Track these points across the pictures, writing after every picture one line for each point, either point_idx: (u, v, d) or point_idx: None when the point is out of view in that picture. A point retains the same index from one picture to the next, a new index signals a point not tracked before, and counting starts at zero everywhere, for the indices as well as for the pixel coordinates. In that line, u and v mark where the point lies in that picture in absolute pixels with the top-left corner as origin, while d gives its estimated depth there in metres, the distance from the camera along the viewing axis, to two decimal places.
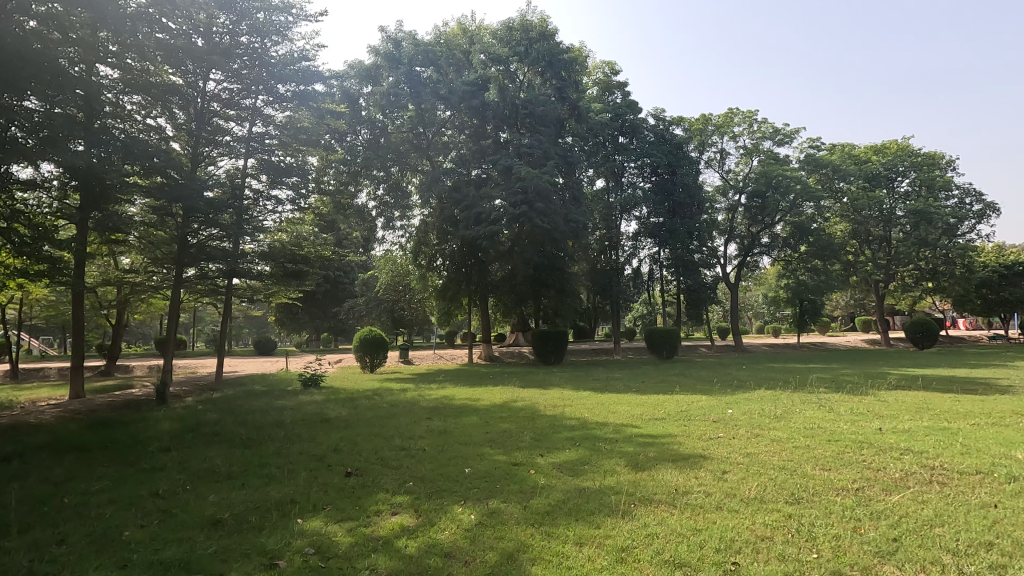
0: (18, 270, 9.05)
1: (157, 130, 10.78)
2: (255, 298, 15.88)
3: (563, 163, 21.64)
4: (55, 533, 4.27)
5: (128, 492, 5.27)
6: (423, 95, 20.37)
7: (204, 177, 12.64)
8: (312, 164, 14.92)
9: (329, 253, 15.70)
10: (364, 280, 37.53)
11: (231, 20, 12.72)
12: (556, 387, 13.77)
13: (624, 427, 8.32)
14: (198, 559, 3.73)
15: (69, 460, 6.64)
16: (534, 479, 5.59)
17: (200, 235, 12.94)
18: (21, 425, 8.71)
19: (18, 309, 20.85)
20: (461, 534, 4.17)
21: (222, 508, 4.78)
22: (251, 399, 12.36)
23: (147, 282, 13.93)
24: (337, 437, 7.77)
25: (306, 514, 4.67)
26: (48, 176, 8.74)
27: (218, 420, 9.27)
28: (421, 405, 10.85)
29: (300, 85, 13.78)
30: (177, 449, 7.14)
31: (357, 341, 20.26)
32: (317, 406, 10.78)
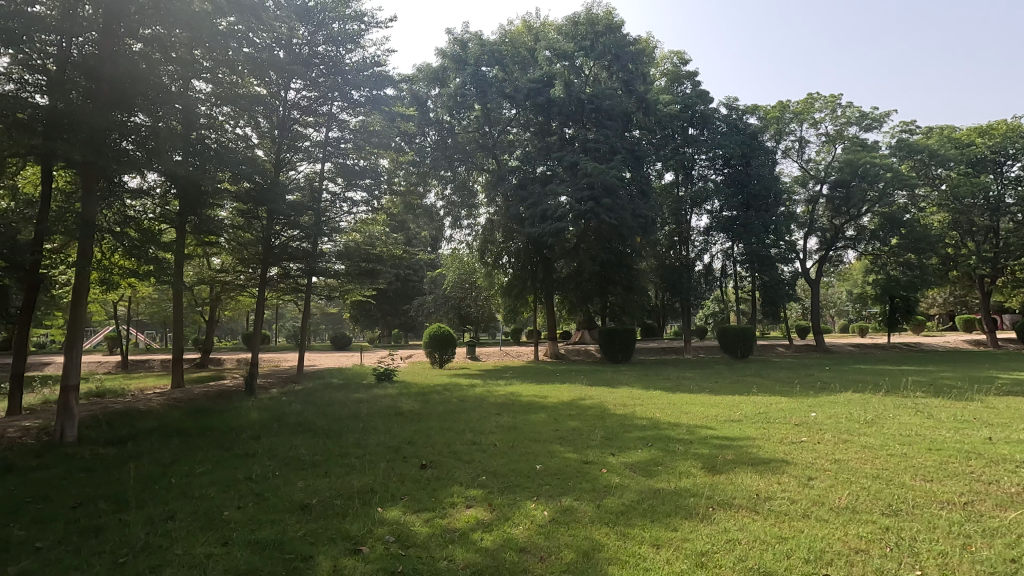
0: (129, 270, 9.98)
1: (244, 139, 11.48)
2: (332, 296, 16.62)
3: (630, 158, 21.18)
4: (165, 510, 4.68)
5: (226, 475, 5.69)
6: (489, 94, 20.66)
7: (286, 181, 13.42)
8: (384, 166, 15.44)
9: (399, 252, 16.24)
10: (433, 279, 38.57)
11: (309, 30, 13.54)
12: (625, 386, 13.50)
13: (698, 428, 8.06)
14: (289, 541, 3.97)
15: (175, 444, 7.25)
16: (607, 479, 5.51)
17: (283, 236, 13.73)
18: (133, 411, 9.60)
19: (127, 306, 22.96)
20: (535, 530, 4.20)
21: (308, 494, 5.07)
22: (329, 391, 13.01)
23: (235, 280, 14.93)
24: (412, 430, 8.02)
25: (385, 503, 4.84)
26: (151, 184, 9.48)
27: (301, 411, 9.82)
28: (490, 401, 11.01)
29: (372, 90, 14.32)
30: (266, 437, 7.64)
31: (427, 337, 20.83)
32: (391, 400, 11.18)
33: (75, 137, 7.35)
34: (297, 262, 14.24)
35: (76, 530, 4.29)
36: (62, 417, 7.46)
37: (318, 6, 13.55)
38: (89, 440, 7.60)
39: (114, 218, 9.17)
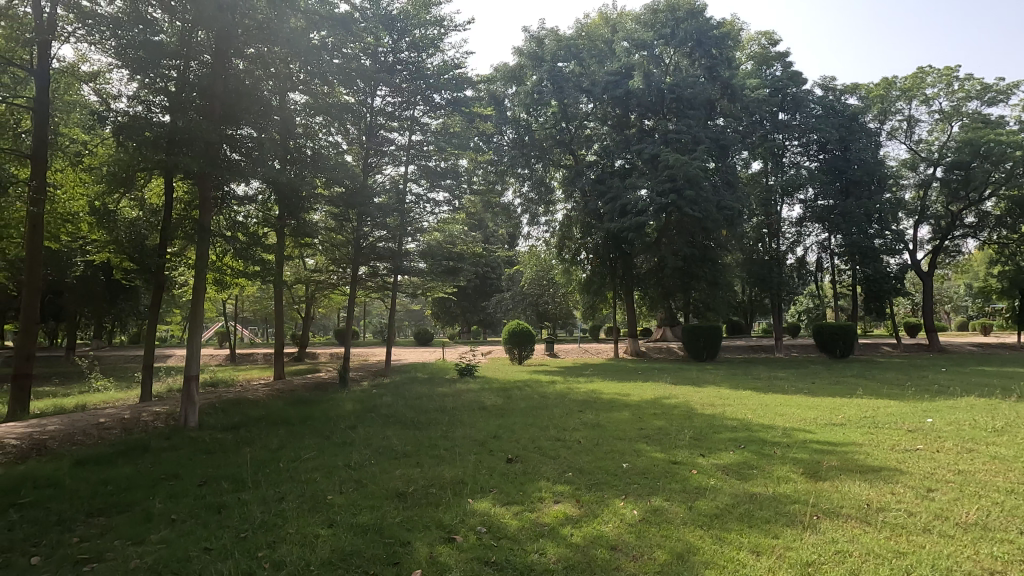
0: (239, 271, 10.90)
1: (336, 146, 12.11)
2: (416, 294, 17.17)
3: (715, 147, 20.09)
4: (277, 492, 5.07)
5: (328, 462, 6.08)
6: (566, 90, 20.53)
7: (373, 184, 14.09)
8: (464, 167, 15.75)
9: (479, 250, 16.56)
10: (511, 276, 38.98)
11: (393, 39, 14.09)
12: (712, 386, 12.96)
13: (795, 431, 7.59)
14: (388, 526, 4.17)
15: (281, 431, 7.85)
16: (699, 480, 5.34)
17: (371, 237, 14.47)
18: (244, 400, 10.48)
19: (234, 304, 25.11)
20: (626, 529, 4.15)
21: (404, 482, 5.31)
22: (415, 385, 13.50)
23: (328, 280, 15.85)
24: (496, 424, 8.18)
25: (475, 495, 4.97)
26: (254, 191, 10.27)
27: (391, 403, 10.29)
28: (572, 398, 10.97)
29: (453, 92, 14.72)
30: (362, 427, 8.07)
31: (506, 334, 21.06)
32: (475, 395, 11.44)
33: (191, 150, 8.13)
34: (384, 262, 14.91)
35: (203, 505, 4.75)
36: (185, 403, 8.20)
37: (400, 15, 14.08)
38: (208, 425, 8.35)
39: (225, 224, 10.03)
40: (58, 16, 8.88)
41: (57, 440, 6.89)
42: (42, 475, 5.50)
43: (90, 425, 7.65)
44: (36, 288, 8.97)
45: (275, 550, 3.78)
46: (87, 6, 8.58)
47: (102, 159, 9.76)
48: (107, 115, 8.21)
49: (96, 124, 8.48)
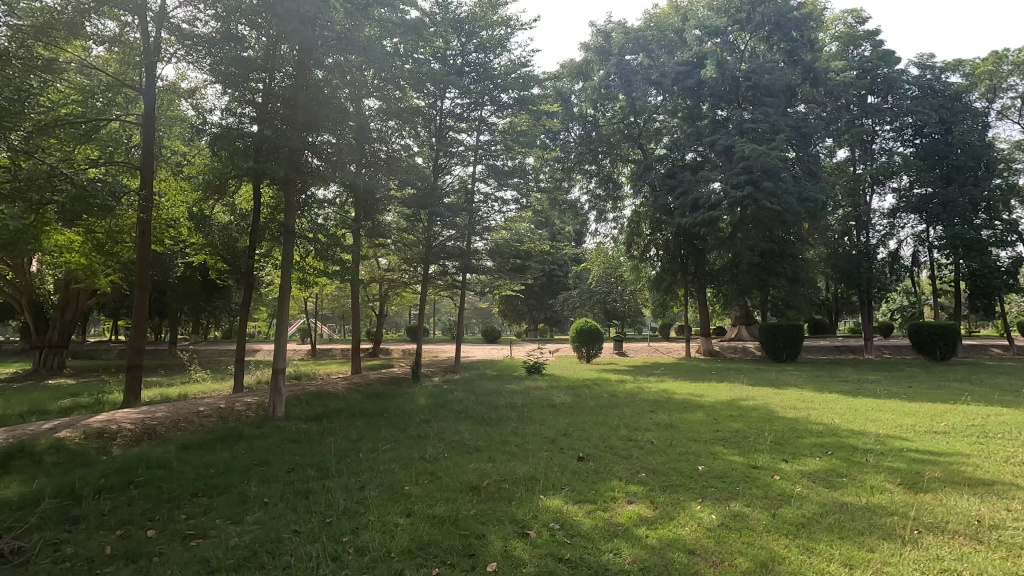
0: (320, 270, 11.50)
1: (408, 148, 12.51)
2: (484, 292, 17.38)
3: (796, 135, 18.96)
4: (359, 480, 5.31)
5: (405, 454, 6.31)
6: (634, 83, 20.30)
7: (443, 185, 14.46)
8: (531, 165, 15.87)
9: (546, 247, 16.57)
10: (578, 273, 38.73)
11: (461, 41, 14.35)
12: (794, 387, 12.27)
13: (890, 438, 7.04)
14: (463, 518, 4.27)
15: (360, 423, 8.21)
16: (782, 486, 5.08)
17: (441, 236, 14.85)
18: (325, 392, 11.06)
19: (315, 301, 26.52)
20: (704, 533, 4.01)
21: (478, 476, 5.41)
22: (485, 382, 13.70)
23: (401, 278, 16.41)
24: (567, 422, 8.15)
25: (547, 492, 4.98)
26: (333, 194, 10.77)
27: (462, 399, 10.52)
28: (642, 397, 10.73)
29: (520, 91, 14.73)
30: (435, 421, 8.31)
31: (574, 332, 20.95)
32: (544, 392, 11.48)
33: (277, 157, 8.66)
34: (454, 261, 15.23)
35: (293, 490, 5.06)
36: (273, 394, 8.75)
37: (468, 18, 14.36)
38: (294, 415, 8.88)
39: (307, 226, 10.60)
40: (162, 40, 9.75)
41: (165, 426, 7.58)
42: (154, 457, 6.06)
43: (192, 413, 8.35)
44: (146, 287, 9.89)
45: (359, 536, 3.96)
46: (187, 29, 9.40)
47: (199, 168, 10.62)
48: (204, 127, 8.93)
49: (194, 136, 9.23)
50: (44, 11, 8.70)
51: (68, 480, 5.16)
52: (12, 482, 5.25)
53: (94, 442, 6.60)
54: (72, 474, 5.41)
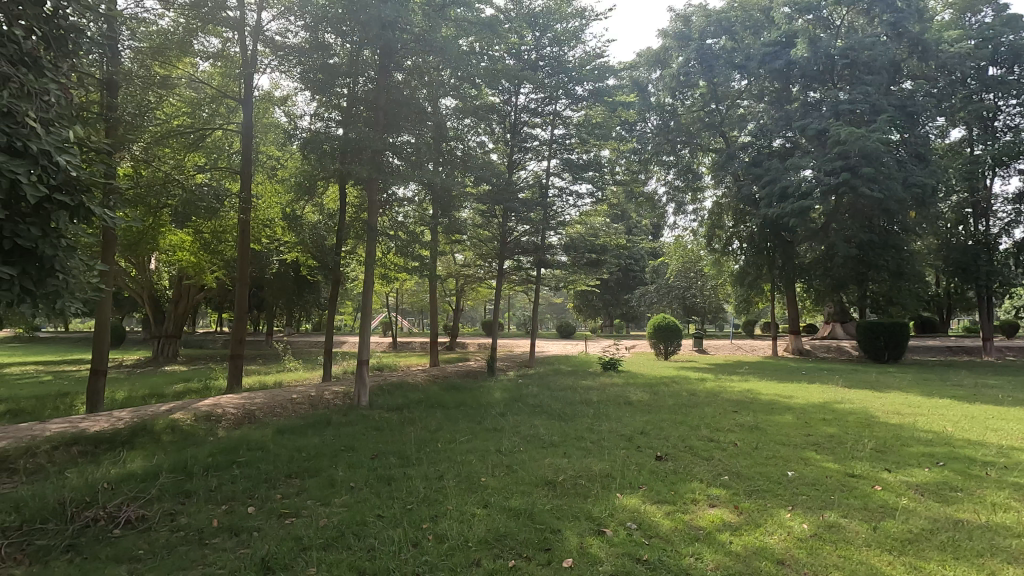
0: (400, 266, 11.91)
1: (483, 145, 12.71)
2: (559, 287, 17.29)
3: (901, 115, 17.30)
4: (437, 470, 5.46)
5: (481, 446, 6.42)
6: (715, 68, 19.25)
7: (518, 180, 14.54)
8: (606, 158, 15.60)
9: (622, 241, 16.21)
10: (655, 268, 37.65)
11: (536, 35, 14.31)
12: (898, 391, 11.24)
13: (1015, 451, 6.27)
14: (539, 512, 4.27)
15: (438, 414, 8.45)
16: (884, 497, 4.67)
17: (516, 232, 14.96)
18: (406, 384, 11.47)
19: (396, 296, 27.56)
20: (794, 543, 3.77)
21: (553, 471, 5.41)
22: (560, 377, 13.65)
23: (477, 273, 16.68)
24: (644, 420, 7.95)
25: (624, 490, 4.88)
26: (413, 193, 11.13)
27: (536, 394, 10.54)
28: (725, 397, 10.25)
29: (595, 82, 14.52)
30: (511, 415, 8.40)
31: (651, 328, 20.39)
32: (620, 389, 11.25)
33: (361, 158, 9.05)
34: (528, 257, 15.23)
35: (376, 476, 5.30)
36: (358, 384, 9.19)
37: (542, 12, 14.29)
38: (377, 404, 9.29)
39: (388, 223, 11.00)
40: (258, 52, 10.47)
41: (263, 411, 8.19)
42: (254, 440, 6.56)
43: (286, 400, 8.96)
44: (245, 282, 10.68)
45: (439, 524, 4.07)
46: (280, 40, 10.03)
47: (291, 171, 11.34)
48: (296, 132, 9.51)
49: (287, 141, 9.85)
50: (159, 32, 9.60)
51: (182, 458, 5.70)
52: (136, 457, 5.86)
53: (203, 424, 7.25)
54: (184, 452, 5.96)
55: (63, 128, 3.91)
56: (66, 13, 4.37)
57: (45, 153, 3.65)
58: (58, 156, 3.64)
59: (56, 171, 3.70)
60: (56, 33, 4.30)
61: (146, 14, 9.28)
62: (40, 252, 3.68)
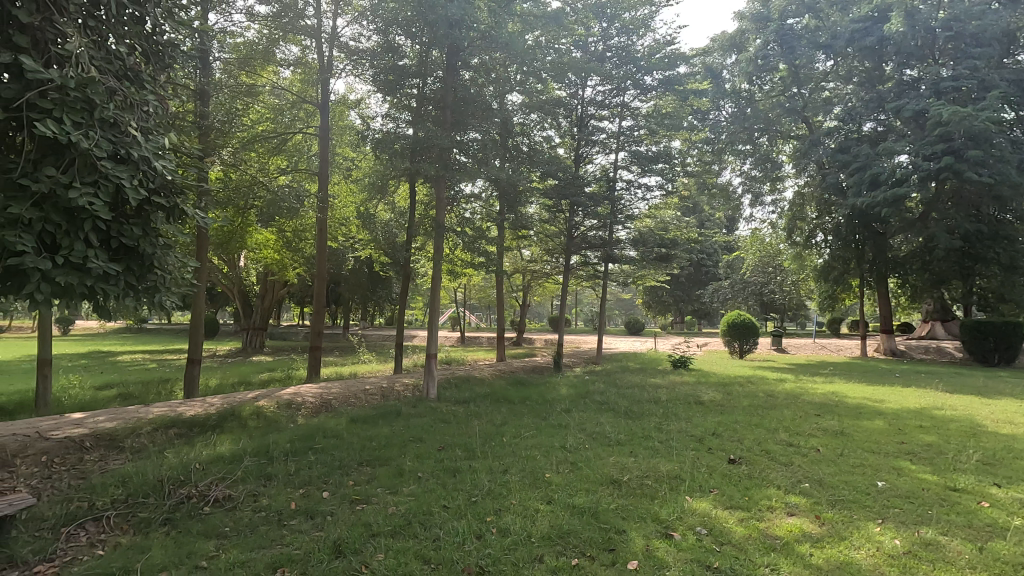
0: (467, 262, 12.09)
1: (548, 140, 12.68)
2: (627, 283, 16.91)
3: (1015, 90, 15.51)
4: (502, 464, 5.50)
5: (545, 441, 6.39)
6: (797, 49, 17.97)
7: (585, 174, 14.35)
8: (677, 148, 15.06)
9: (694, 235, 15.61)
10: (730, 263, 36.03)
11: (603, 26, 14.01)
12: (1011, 398, 10.11)
13: None
14: (603, 511, 4.19)
15: (504, 409, 8.51)
16: (992, 515, 4.20)
17: (582, 227, 14.77)
18: (473, 378, 11.65)
19: (464, 292, 28.07)
20: (885, 560, 3.46)
21: (619, 470, 5.29)
22: (628, 374, 13.36)
23: (543, 269, 16.66)
24: (716, 421, 7.63)
25: (694, 493, 4.70)
26: (480, 189, 11.26)
27: (603, 391, 10.38)
28: (806, 399, 9.62)
29: (665, 71, 14.07)
30: (576, 411, 8.32)
31: (724, 324, 19.55)
32: (691, 388, 10.85)
33: (430, 156, 9.26)
34: (595, 252, 14.98)
35: (442, 468, 5.40)
36: (426, 377, 9.41)
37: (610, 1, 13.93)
38: (444, 397, 9.49)
39: (455, 220, 11.17)
40: (334, 58, 10.93)
41: (338, 401, 8.59)
42: (329, 428, 6.89)
43: (359, 390, 9.35)
44: (323, 278, 11.24)
45: (501, 518, 4.09)
46: (354, 45, 10.45)
47: (365, 171, 11.79)
48: (368, 133, 9.89)
49: (360, 141, 10.23)
50: (245, 44, 10.28)
51: (264, 443, 6.07)
52: (225, 440, 6.31)
53: (284, 411, 7.71)
54: (267, 437, 6.35)
55: (160, 136, 4.24)
56: (163, 29, 4.72)
57: (145, 160, 3.98)
58: (156, 162, 3.95)
59: (154, 176, 4.01)
60: (154, 49, 4.67)
61: (234, 27, 9.94)
62: (142, 250, 4.02)
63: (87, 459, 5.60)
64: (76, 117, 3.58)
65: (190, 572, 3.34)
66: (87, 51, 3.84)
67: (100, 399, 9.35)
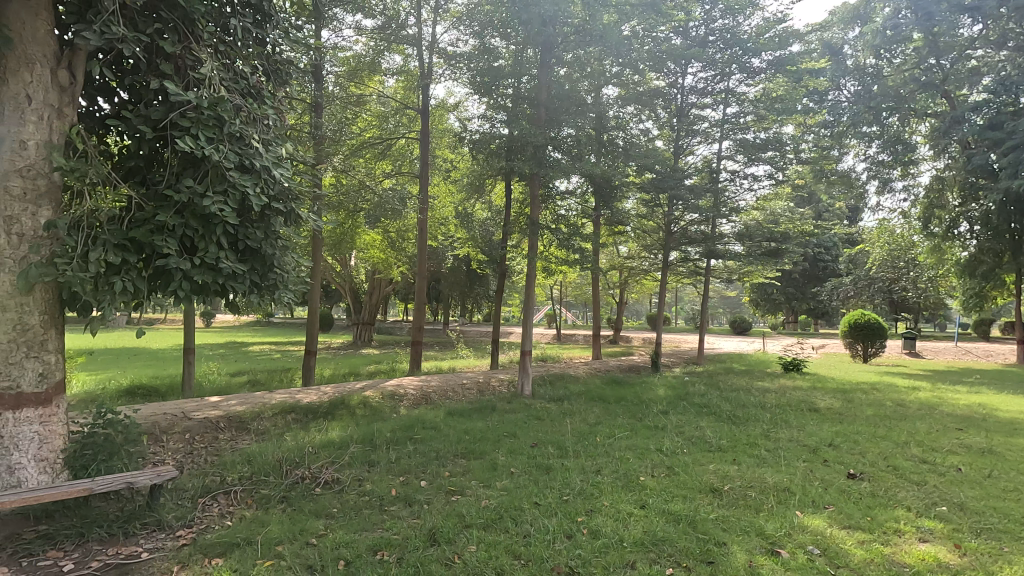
0: (561, 260, 12.04)
1: (646, 132, 12.32)
2: (731, 280, 15.97)
3: None
4: (595, 464, 5.41)
5: (640, 443, 6.20)
6: (937, 15, 15.67)
7: (685, 167, 13.75)
8: (789, 134, 13.96)
9: (809, 227, 14.37)
10: (852, 258, 32.75)
11: (706, 8, 13.19)
12: None
13: None
14: (701, 521, 3.98)
15: (598, 408, 8.40)
16: None
17: (682, 221, 14.19)
18: (567, 376, 11.61)
19: (559, 289, 28.05)
20: None
21: (719, 479, 4.99)
22: (732, 377, 12.63)
23: (640, 265, 16.20)
24: (833, 431, 6.97)
25: (805, 509, 4.32)
26: (574, 185, 11.17)
27: (704, 393, 9.89)
28: (945, 411, 8.50)
29: (776, 51, 13.07)
30: (675, 414, 8.00)
31: (845, 325, 17.85)
32: (805, 394, 10.02)
33: (524, 154, 9.32)
34: (697, 247, 14.30)
35: (534, 465, 5.43)
36: (521, 373, 9.50)
37: None
38: (539, 394, 9.53)
39: (550, 217, 11.18)
40: (434, 64, 11.36)
41: (437, 394, 8.94)
42: (428, 420, 7.19)
43: (457, 384, 9.66)
44: (424, 276, 11.76)
45: (593, 519, 4.03)
46: (452, 49, 10.83)
47: (463, 171, 12.15)
48: (465, 135, 10.18)
49: (458, 143, 10.55)
50: (353, 56, 10.93)
51: (369, 431, 6.46)
52: (335, 427, 6.81)
53: (387, 402, 8.17)
54: (372, 426, 6.76)
55: (278, 146, 4.64)
56: (281, 49, 5.16)
57: (265, 168, 4.35)
58: (275, 170, 4.32)
59: (273, 183, 4.37)
60: (274, 68, 5.13)
61: (344, 42, 10.65)
62: (263, 251, 4.41)
63: (221, 438, 6.31)
64: (209, 133, 4.01)
65: (302, 548, 3.64)
66: (218, 74, 4.28)
67: (233, 384, 10.49)
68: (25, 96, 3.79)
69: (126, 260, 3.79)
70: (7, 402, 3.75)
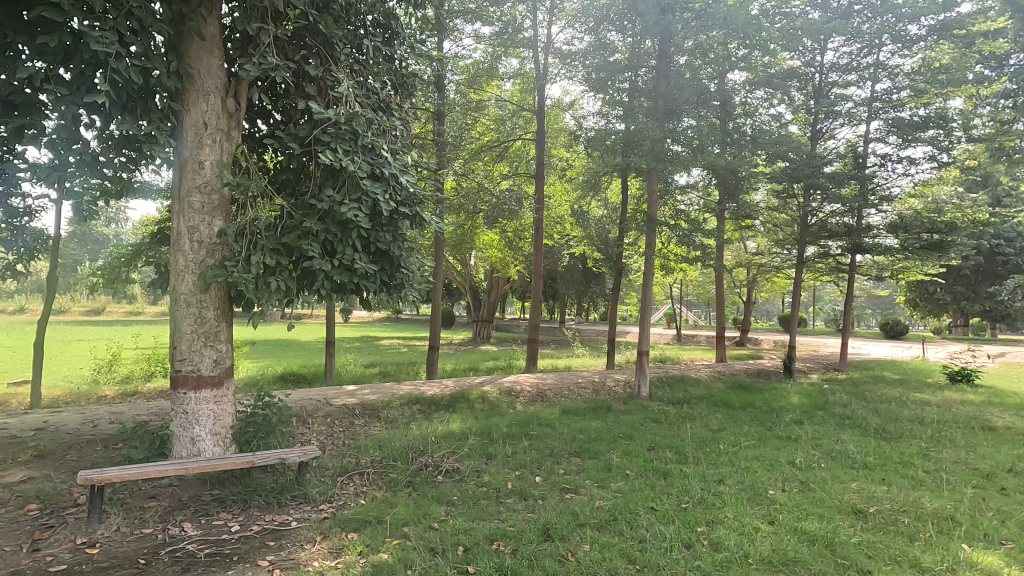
0: (680, 257, 11.52)
1: (777, 118, 11.38)
2: (881, 277, 14.20)
3: None
4: (718, 473, 5.12)
5: (769, 454, 5.75)
6: None
7: (824, 152, 12.48)
8: (956, 109, 12.03)
9: (983, 215, 12.30)
10: None
11: None
12: None
13: None
14: (841, 544, 3.60)
15: (722, 413, 7.92)
16: None
17: (821, 212, 12.74)
18: (689, 378, 11.09)
19: (680, 287, 26.82)
20: None
21: (864, 499, 4.46)
22: (882, 386, 11.24)
23: (771, 262, 15.00)
24: (1014, 454, 5.92)
25: (975, 543, 3.72)
26: (696, 178, 10.63)
27: (847, 403, 8.90)
28: None
29: (939, 14, 11.60)
30: (811, 424, 7.31)
31: None
32: (977, 409, 8.61)
33: (641, 148, 9.03)
34: (839, 241, 12.92)
35: (652, 468, 5.27)
36: (638, 374, 9.25)
37: None
38: (657, 396, 9.22)
39: (669, 213, 10.71)
40: (549, 65, 11.44)
41: (553, 392, 9.01)
42: (543, 417, 7.27)
43: (572, 383, 9.66)
44: (540, 275, 11.90)
45: (714, 530, 3.82)
46: (567, 49, 10.85)
47: (578, 169, 12.13)
48: (580, 133, 10.13)
49: (573, 141, 10.52)
50: (472, 64, 11.36)
51: (487, 425, 6.70)
52: (456, 419, 7.15)
53: (504, 397, 8.40)
54: (490, 420, 7.01)
55: (404, 154, 4.97)
56: (406, 64, 5.52)
57: (394, 176, 4.69)
58: (402, 177, 4.64)
59: (400, 189, 4.69)
60: (401, 81, 5.50)
61: (463, 51, 11.12)
62: (392, 253, 4.77)
63: (357, 423, 6.93)
64: (345, 146, 4.40)
65: (426, 530, 3.88)
66: (353, 92, 4.69)
67: (367, 375, 11.44)
68: (203, 123, 4.44)
69: (279, 262, 4.31)
70: (190, 383, 4.44)
